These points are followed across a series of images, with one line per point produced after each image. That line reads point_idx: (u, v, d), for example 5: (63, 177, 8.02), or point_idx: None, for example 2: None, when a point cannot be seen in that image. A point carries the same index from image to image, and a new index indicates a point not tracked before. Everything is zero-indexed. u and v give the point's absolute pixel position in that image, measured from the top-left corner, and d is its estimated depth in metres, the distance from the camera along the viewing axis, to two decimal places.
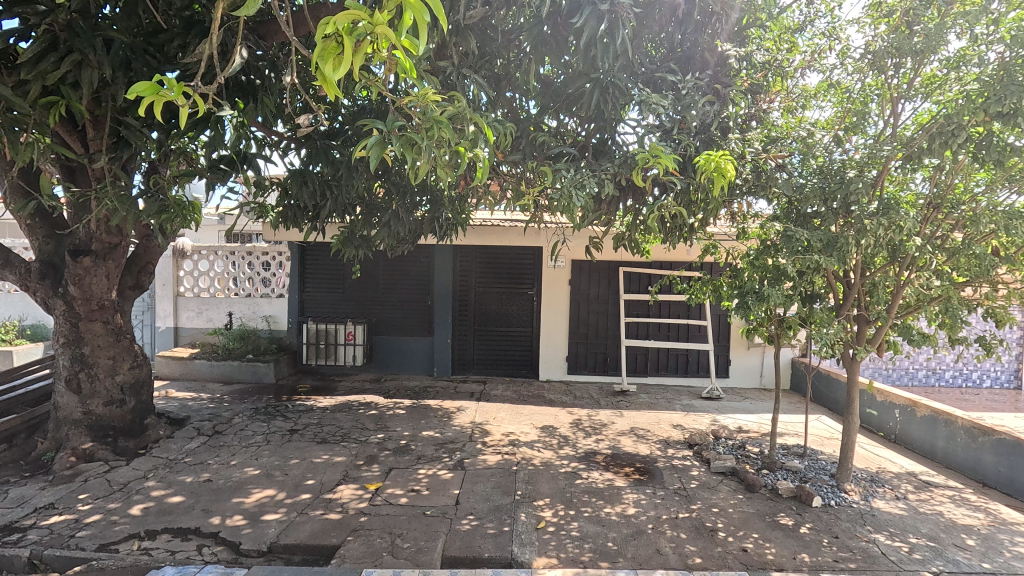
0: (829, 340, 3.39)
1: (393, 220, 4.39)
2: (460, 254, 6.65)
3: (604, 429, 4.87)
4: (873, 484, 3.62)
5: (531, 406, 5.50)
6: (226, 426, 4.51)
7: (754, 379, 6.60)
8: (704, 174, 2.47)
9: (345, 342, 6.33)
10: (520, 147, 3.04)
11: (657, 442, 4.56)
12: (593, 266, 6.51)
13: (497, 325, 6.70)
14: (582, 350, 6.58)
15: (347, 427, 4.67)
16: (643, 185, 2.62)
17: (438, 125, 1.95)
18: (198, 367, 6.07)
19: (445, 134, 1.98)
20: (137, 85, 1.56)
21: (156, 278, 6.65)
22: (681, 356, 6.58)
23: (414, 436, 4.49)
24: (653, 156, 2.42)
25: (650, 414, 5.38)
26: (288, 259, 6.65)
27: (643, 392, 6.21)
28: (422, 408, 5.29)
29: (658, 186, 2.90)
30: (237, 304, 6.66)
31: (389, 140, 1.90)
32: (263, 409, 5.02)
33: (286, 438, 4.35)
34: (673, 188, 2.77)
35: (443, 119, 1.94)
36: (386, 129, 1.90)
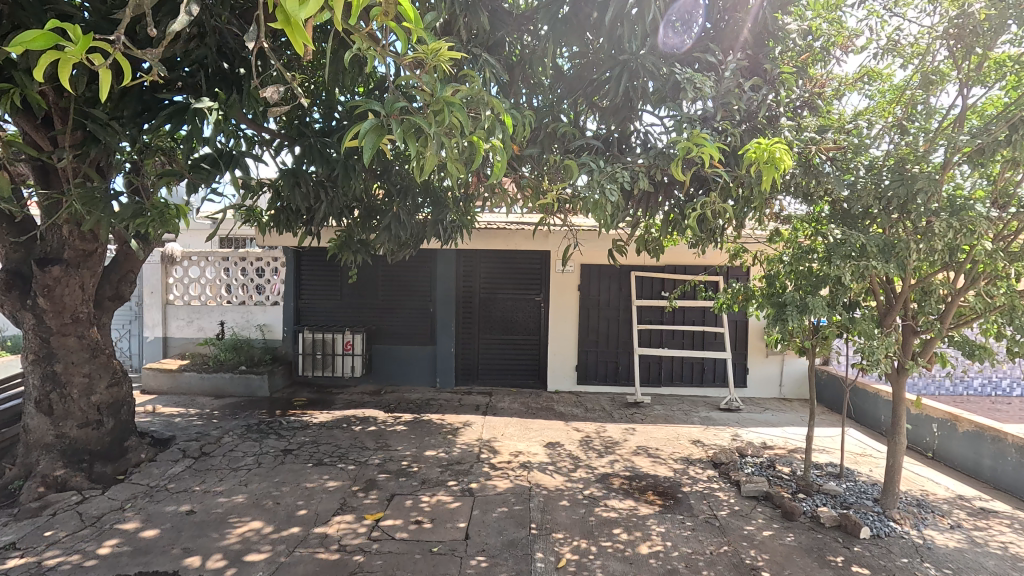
0: (875, 353, 3.08)
1: (394, 223, 4.07)
2: (464, 258, 6.34)
3: (620, 447, 4.56)
4: (922, 510, 3.31)
5: (541, 420, 5.17)
6: (214, 446, 4.18)
7: (773, 388, 6.28)
8: (754, 165, 2.20)
9: (343, 352, 6.00)
10: (536, 140, 2.76)
11: (678, 461, 4.23)
12: (603, 271, 6.20)
13: (503, 332, 6.38)
14: (591, 359, 6.26)
15: (345, 446, 4.34)
16: (682, 181, 2.31)
17: (449, 108, 1.63)
18: (188, 379, 5.74)
19: (458, 119, 1.66)
20: (23, 33, 1.14)
21: (144, 285, 6.34)
22: (696, 365, 6.26)
23: (417, 456, 4.16)
24: (695, 146, 2.13)
25: (667, 429, 5.06)
26: (283, 264, 6.35)
27: (658, 403, 5.89)
28: (424, 424, 4.97)
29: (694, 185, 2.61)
30: (230, 312, 6.36)
31: (389, 127, 1.59)
32: (255, 426, 4.69)
33: (279, 460, 4.01)
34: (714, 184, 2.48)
35: (456, 100, 1.62)
36: (385, 114, 1.59)
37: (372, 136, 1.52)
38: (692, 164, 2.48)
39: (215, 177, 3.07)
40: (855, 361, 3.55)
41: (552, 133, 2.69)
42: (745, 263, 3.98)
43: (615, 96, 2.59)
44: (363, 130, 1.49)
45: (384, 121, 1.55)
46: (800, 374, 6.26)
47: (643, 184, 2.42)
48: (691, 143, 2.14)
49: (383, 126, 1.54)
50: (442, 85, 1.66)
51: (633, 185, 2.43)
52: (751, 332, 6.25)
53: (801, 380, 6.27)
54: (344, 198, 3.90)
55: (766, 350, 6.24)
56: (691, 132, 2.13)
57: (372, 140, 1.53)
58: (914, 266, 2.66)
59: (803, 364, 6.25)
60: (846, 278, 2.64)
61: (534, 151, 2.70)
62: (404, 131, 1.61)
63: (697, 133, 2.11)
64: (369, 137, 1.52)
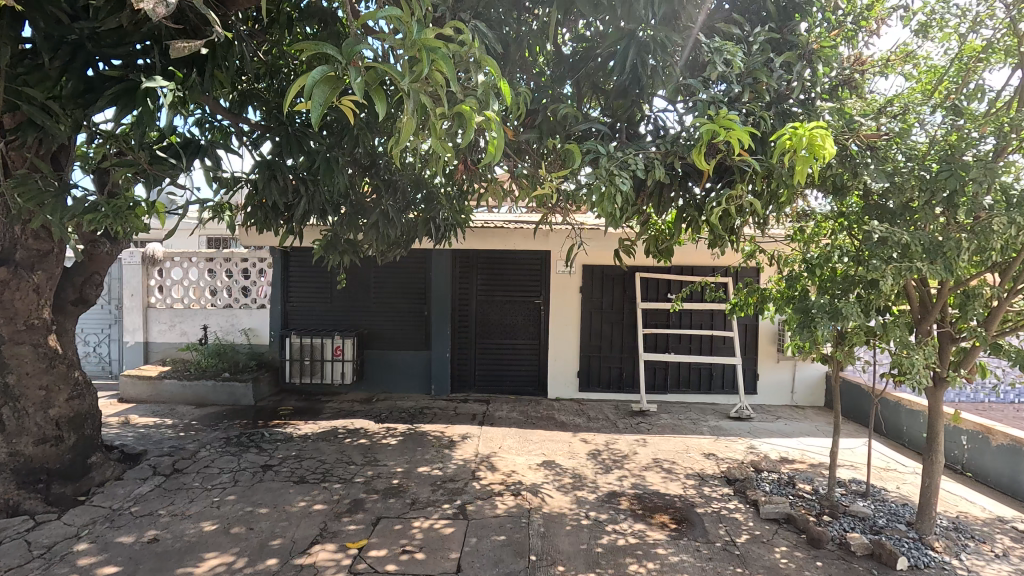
0: (912, 364, 2.79)
1: (383, 221, 3.77)
2: (460, 258, 6.04)
3: (626, 461, 4.27)
4: (962, 536, 3.02)
5: (541, 431, 4.86)
6: (188, 462, 3.87)
7: (785, 395, 5.98)
8: (785, 152, 1.87)
9: (333, 358, 5.70)
10: (535, 124, 2.48)
11: (690, 478, 3.93)
12: (606, 272, 5.90)
13: (501, 337, 6.08)
14: (594, 364, 5.97)
15: (330, 461, 4.03)
16: (706, 170, 2.01)
17: (430, 53, 1.31)
18: (168, 387, 5.43)
19: (444, 71, 1.34)
20: None
21: (124, 287, 6.01)
22: (704, 371, 5.97)
23: (408, 473, 3.85)
24: (717, 129, 1.82)
25: (675, 440, 4.75)
26: (270, 266, 6.05)
27: (665, 412, 5.58)
28: (417, 436, 4.66)
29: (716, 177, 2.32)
30: (214, 316, 6.05)
31: (349, 80, 1.29)
32: (235, 438, 4.38)
33: (258, 477, 3.70)
34: (740, 175, 2.18)
35: (441, 45, 1.30)
36: (342, 62, 1.26)
37: (324, 90, 1.24)
38: (714, 151, 2.18)
39: (180, 171, 2.78)
40: (887, 371, 3.25)
41: (553, 115, 2.39)
42: (760, 264, 3.69)
43: (625, 75, 2.32)
44: (310, 82, 1.20)
45: (341, 70, 1.26)
46: (813, 380, 5.96)
47: (658, 174, 2.11)
48: (715, 120, 1.83)
49: (338, 77, 1.26)
50: (419, 26, 1.32)
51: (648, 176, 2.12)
52: (761, 336, 5.95)
53: (814, 386, 5.97)
54: (328, 195, 3.61)
55: (777, 355, 5.94)
56: (717, 112, 1.82)
57: (325, 96, 1.25)
58: (962, 267, 2.37)
59: (816, 370, 5.95)
60: (887, 281, 2.35)
61: (533, 136, 2.40)
62: (373, 88, 1.31)
63: (724, 109, 1.80)
64: (320, 92, 1.23)
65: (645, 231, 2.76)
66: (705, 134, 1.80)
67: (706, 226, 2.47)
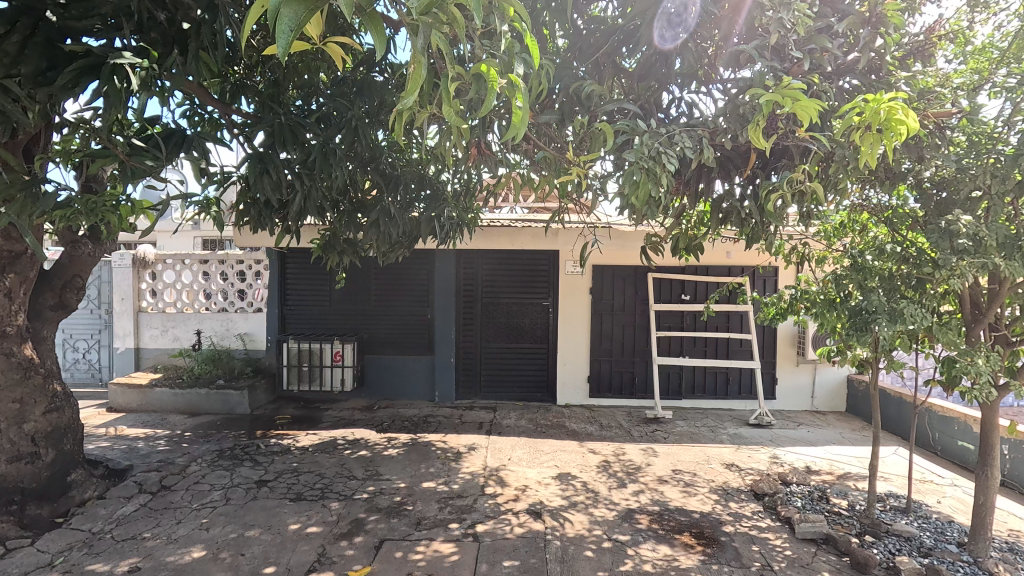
0: (967, 371, 2.53)
1: (385, 219, 3.51)
2: (465, 259, 5.80)
3: (643, 474, 4.02)
4: (1019, 558, 2.76)
5: (552, 441, 4.61)
6: (177, 477, 3.61)
7: (804, 400, 5.73)
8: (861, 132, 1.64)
9: (332, 364, 5.45)
10: (554, 106, 2.23)
11: (714, 492, 3.68)
12: (617, 272, 5.65)
13: (507, 340, 5.83)
14: (605, 369, 5.71)
15: (329, 475, 3.77)
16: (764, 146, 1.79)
17: None
18: (160, 396, 5.17)
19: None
20: None
21: (114, 291, 5.76)
22: (720, 375, 5.71)
23: (412, 489, 3.60)
24: (778, 101, 1.64)
25: (695, 450, 4.49)
26: (267, 268, 5.81)
27: (680, 418, 5.32)
28: (421, 447, 4.41)
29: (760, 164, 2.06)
30: (209, 321, 5.80)
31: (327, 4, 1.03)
32: (229, 451, 4.13)
33: (251, 495, 3.45)
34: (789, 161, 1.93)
35: None
36: None
37: (294, 12, 0.97)
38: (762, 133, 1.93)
39: (161, 165, 2.51)
40: (934, 379, 2.99)
41: (575, 92, 2.14)
42: (789, 262, 3.44)
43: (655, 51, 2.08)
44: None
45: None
46: (834, 385, 5.71)
47: (705, 157, 1.86)
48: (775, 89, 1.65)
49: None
50: None
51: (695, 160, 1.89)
52: (780, 339, 5.70)
53: (835, 391, 5.71)
54: (325, 189, 3.35)
55: (797, 358, 5.69)
56: (781, 81, 1.65)
57: (295, 20, 0.98)
58: None
59: (837, 373, 5.69)
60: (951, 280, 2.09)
61: (555, 117, 2.15)
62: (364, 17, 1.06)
63: (788, 76, 1.63)
64: (289, 15, 0.97)
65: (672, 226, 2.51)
66: (767, 104, 1.63)
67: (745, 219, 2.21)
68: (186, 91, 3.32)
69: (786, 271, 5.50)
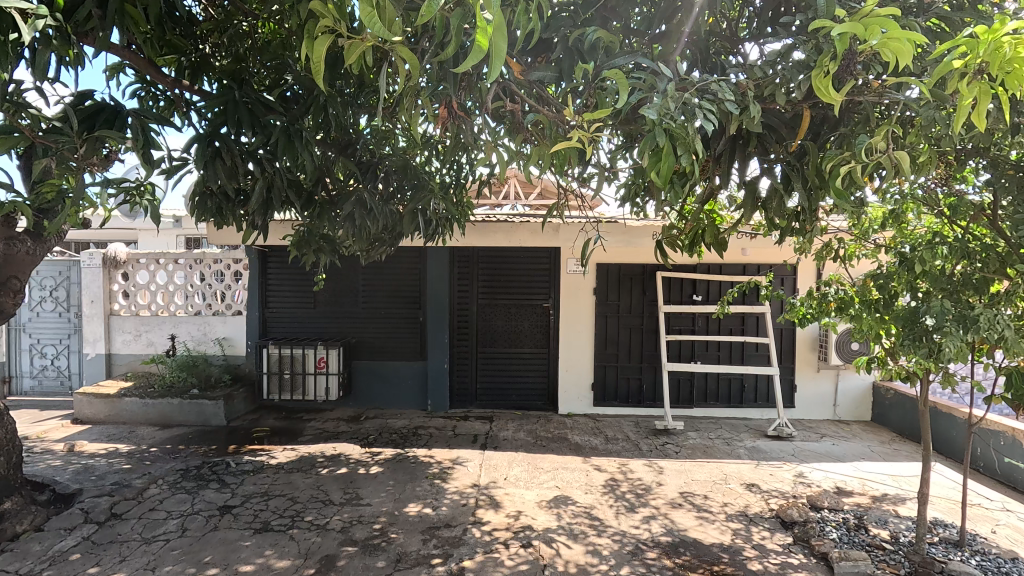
0: None
1: (363, 214, 3.11)
2: (459, 258, 5.41)
3: (655, 496, 3.61)
4: None
5: (553, 457, 4.19)
6: (130, 503, 3.22)
7: (825, 409, 5.31)
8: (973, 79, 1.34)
9: (316, 371, 5.05)
10: (550, 65, 1.82)
11: (734, 519, 3.26)
12: (623, 271, 5.24)
13: (505, 345, 5.42)
14: (611, 375, 5.30)
15: (303, 500, 3.37)
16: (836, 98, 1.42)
17: None
18: (129, 407, 4.79)
19: None
20: None
21: (83, 293, 5.37)
22: (734, 382, 5.29)
23: (395, 516, 3.20)
24: (859, 36, 1.32)
25: (710, 467, 4.07)
26: (246, 267, 5.42)
27: (692, 430, 4.89)
28: (408, 464, 4.00)
29: (829, 144, 1.67)
30: (184, 325, 5.40)
31: None
32: (194, 471, 3.73)
33: (211, 525, 3.04)
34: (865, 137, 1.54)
35: None
36: None
37: None
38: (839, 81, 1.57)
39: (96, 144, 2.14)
40: (995, 395, 2.56)
41: (575, 45, 1.73)
42: (820, 259, 3.02)
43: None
44: None
45: None
46: (858, 392, 5.29)
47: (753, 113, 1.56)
48: (854, 19, 1.34)
49: None
50: None
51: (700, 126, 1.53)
52: (799, 343, 5.28)
53: (859, 399, 5.30)
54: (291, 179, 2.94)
55: (817, 364, 5.28)
56: (865, 8, 1.33)
57: None
58: None
59: (862, 380, 5.27)
60: None
61: (549, 74, 1.74)
62: None
63: (872, 2, 1.32)
64: None
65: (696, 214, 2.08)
66: (842, 39, 1.29)
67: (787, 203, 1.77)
68: (136, 67, 2.94)
69: (807, 269, 5.08)
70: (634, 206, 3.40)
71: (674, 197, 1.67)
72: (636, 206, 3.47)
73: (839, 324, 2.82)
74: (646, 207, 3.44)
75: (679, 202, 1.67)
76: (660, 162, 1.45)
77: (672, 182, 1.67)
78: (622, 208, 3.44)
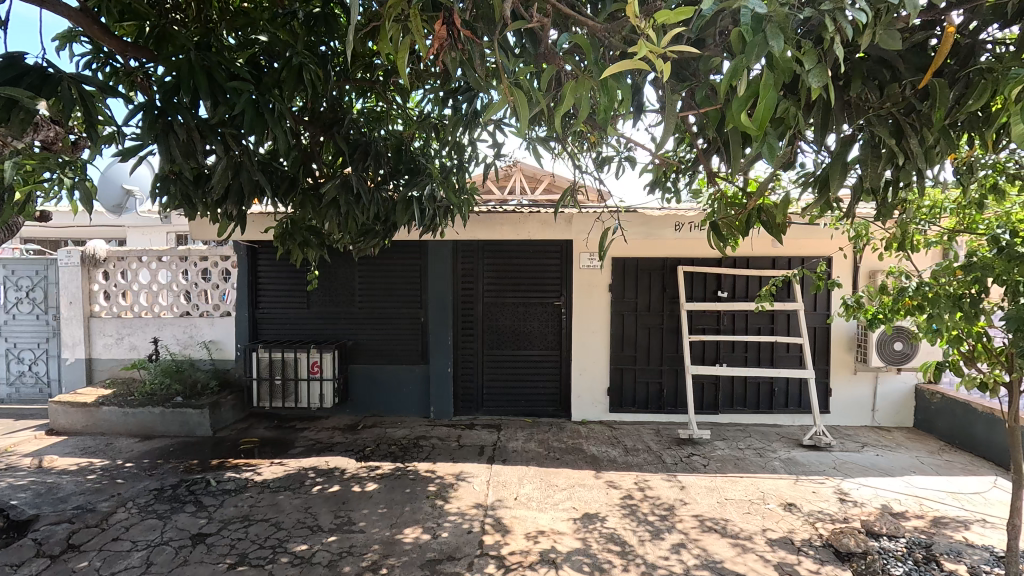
0: None
1: (353, 202, 2.72)
2: (463, 253, 5.00)
3: (686, 518, 3.19)
4: None
5: (568, 471, 3.79)
6: (91, 532, 2.84)
7: (864, 415, 4.88)
8: None
9: (308, 377, 4.66)
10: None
11: (779, 548, 2.84)
12: (641, 266, 4.82)
13: (513, 347, 5.01)
14: (628, 379, 4.89)
15: (287, 527, 2.97)
16: None
17: None
18: (107, 416, 4.42)
19: None
20: None
21: (62, 294, 5.02)
22: (763, 386, 4.85)
23: (391, 546, 2.80)
24: None
25: (743, 483, 3.63)
26: (235, 265, 5.04)
27: (719, 439, 4.47)
28: (407, 481, 3.61)
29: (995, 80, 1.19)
30: (168, 328, 5.04)
31: None
32: (169, 491, 3.35)
33: (180, 558, 2.65)
34: None
35: None
36: None
37: None
38: None
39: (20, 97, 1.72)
40: None
41: None
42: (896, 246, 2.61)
43: None
44: None
45: None
46: (899, 396, 4.84)
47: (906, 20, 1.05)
48: None
49: None
50: None
51: (823, 34, 1.03)
52: (834, 342, 4.84)
53: (900, 404, 4.86)
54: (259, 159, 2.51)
55: (855, 365, 4.84)
56: None
57: None
58: None
59: (903, 382, 4.83)
60: None
61: None
62: None
63: None
64: None
65: (762, 188, 1.64)
66: None
67: (902, 156, 1.29)
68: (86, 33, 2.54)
69: (842, 263, 4.67)
70: (662, 191, 3.01)
71: (768, 155, 1.12)
72: (662, 191, 3.08)
73: (919, 321, 2.40)
74: (673, 192, 3.04)
75: (776, 161, 1.12)
76: (756, 99, 0.98)
77: (764, 132, 1.11)
78: (648, 193, 3.05)
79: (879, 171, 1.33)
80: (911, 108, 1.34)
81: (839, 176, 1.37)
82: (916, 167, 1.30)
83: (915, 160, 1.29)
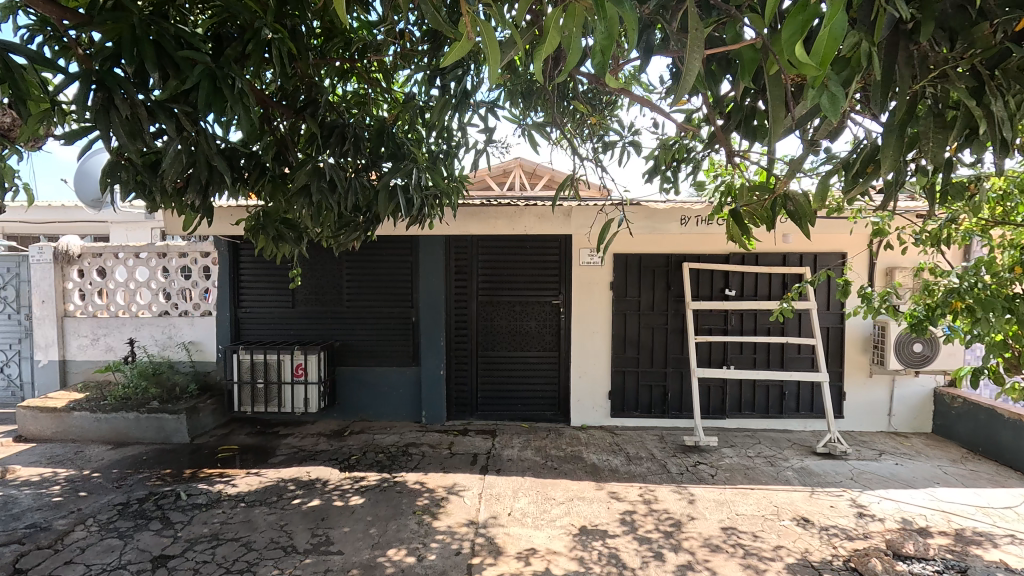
0: None
1: (326, 191, 2.45)
2: (456, 249, 4.74)
3: (695, 536, 2.92)
4: None
5: (566, 482, 3.53)
6: (43, 555, 2.60)
7: (879, 419, 4.62)
8: None
9: (292, 380, 4.41)
10: None
11: (797, 572, 2.58)
12: (644, 263, 4.56)
13: (509, 348, 4.75)
14: (630, 382, 4.64)
15: (258, 547, 2.72)
16: None
17: None
18: (79, 422, 4.18)
19: None
20: None
21: (34, 292, 4.77)
22: (772, 389, 4.59)
23: (370, 570, 2.54)
24: None
25: (755, 496, 3.37)
26: (216, 262, 4.78)
27: (727, 446, 4.22)
28: (394, 494, 3.35)
29: None
30: (146, 328, 4.79)
31: None
32: (135, 506, 3.10)
33: None
34: None
35: None
36: None
37: None
38: None
39: None
40: None
41: None
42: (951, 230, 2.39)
43: None
44: None
45: None
46: (916, 400, 4.59)
47: None
48: None
49: None
50: None
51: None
52: (848, 343, 4.58)
53: (917, 408, 4.60)
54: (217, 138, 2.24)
55: (870, 367, 4.57)
56: None
57: None
58: None
59: (921, 385, 4.57)
60: None
61: None
62: None
63: None
64: None
65: (794, 167, 1.37)
66: None
67: (981, 124, 1.02)
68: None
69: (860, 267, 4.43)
70: (662, 181, 2.75)
71: (828, 105, 0.90)
72: (662, 180, 2.82)
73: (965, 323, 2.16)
74: (676, 181, 2.77)
75: (837, 112, 0.90)
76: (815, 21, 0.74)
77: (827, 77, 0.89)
78: (645, 183, 2.79)
79: (945, 145, 1.08)
80: (995, 62, 1.07)
81: (902, 145, 1.08)
82: (999, 138, 1.03)
83: (999, 130, 1.02)
